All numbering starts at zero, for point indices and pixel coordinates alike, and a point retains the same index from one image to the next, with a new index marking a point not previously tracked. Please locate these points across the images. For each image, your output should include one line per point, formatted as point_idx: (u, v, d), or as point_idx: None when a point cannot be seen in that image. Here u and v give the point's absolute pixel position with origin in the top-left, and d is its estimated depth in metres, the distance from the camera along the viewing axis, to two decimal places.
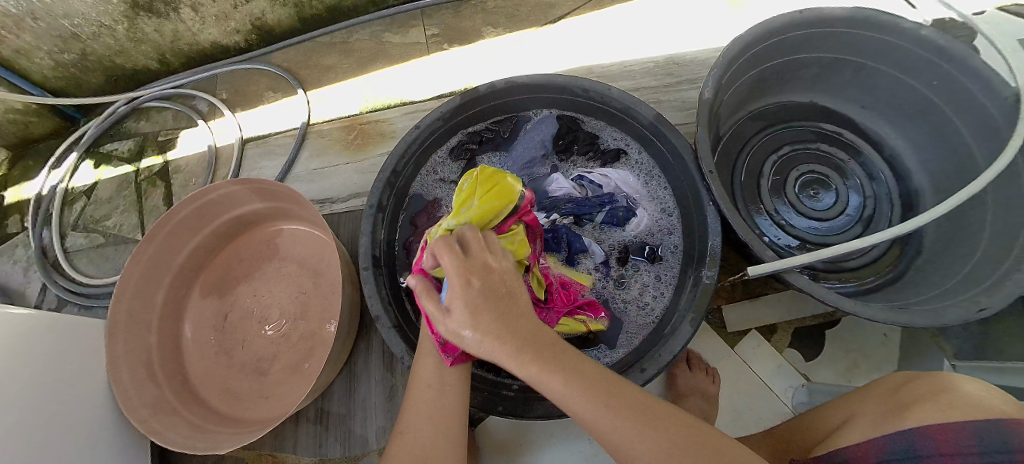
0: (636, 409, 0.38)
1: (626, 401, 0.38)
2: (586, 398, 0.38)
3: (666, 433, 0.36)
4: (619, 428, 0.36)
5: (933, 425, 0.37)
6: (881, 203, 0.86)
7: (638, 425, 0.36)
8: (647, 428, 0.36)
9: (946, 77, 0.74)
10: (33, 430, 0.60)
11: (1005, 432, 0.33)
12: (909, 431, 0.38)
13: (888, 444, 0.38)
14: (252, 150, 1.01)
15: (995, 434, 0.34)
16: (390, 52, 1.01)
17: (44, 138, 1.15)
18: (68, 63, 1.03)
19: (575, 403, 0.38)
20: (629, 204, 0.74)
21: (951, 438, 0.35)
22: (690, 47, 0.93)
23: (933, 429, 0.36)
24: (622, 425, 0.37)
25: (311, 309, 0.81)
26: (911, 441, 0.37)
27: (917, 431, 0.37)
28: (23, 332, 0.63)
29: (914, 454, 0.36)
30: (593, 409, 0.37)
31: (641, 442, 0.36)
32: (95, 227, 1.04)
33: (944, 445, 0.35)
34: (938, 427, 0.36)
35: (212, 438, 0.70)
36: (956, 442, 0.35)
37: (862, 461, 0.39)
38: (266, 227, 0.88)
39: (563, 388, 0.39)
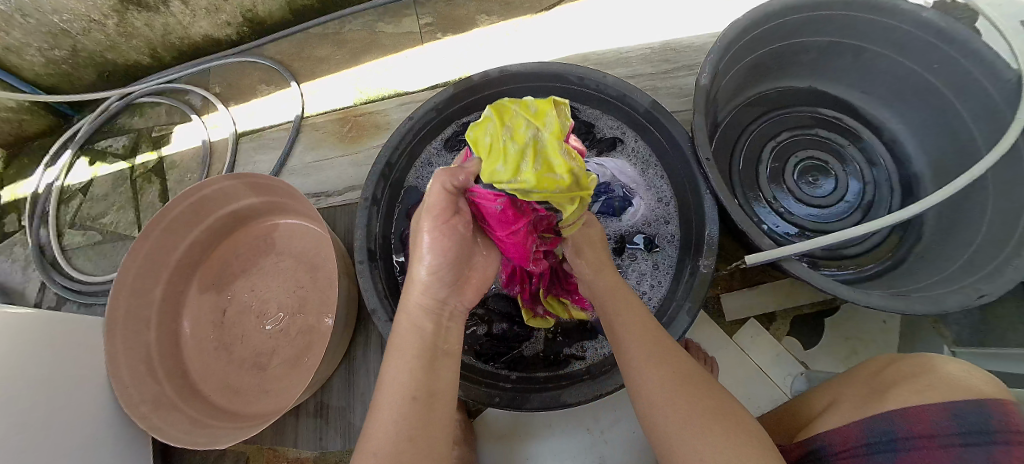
0: (704, 388, 0.42)
1: (694, 379, 0.43)
2: (652, 370, 0.44)
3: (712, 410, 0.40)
4: (669, 393, 0.42)
5: (911, 408, 0.37)
6: (880, 189, 0.85)
7: (687, 399, 0.41)
8: (698, 402, 0.40)
9: (948, 60, 0.72)
10: (35, 428, 0.61)
11: (981, 410, 0.33)
12: (888, 413, 0.38)
13: (868, 427, 0.38)
14: (247, 144, 1.00)
15: (971, 412, 0.34)
16: (383, 42, 1.00)
17: (38, 136, 1.14)
18: (58, 60, 1.02)
19: (639, 367, 0.45)
20: (626, 194, 0.72)
21: (928, 419, 0.35)
22: (687, 33, 0.91)
23: (912, 411, 0.36)
24: (670, 396, 0.41)
25: (309, 303, 0.81)
26: (890, 424, 0.37)
27: (896, 412, 0.37)
28: (21, 330, 0.63)
29: (892, 437, 0.36)
30: (655, 376, 0.43)
31: (682, 412, 0.40)
32: (92, 224, 1.04)
33: (923, 427, 0.35)
34: (917, 409, 0.36)
35: (213, 432, 0.71)
36: (933, 424, 0.35)
37: (846, 446, 0.39)
38: (262, 222, 0.88)
39: (639, 354, 0.46)
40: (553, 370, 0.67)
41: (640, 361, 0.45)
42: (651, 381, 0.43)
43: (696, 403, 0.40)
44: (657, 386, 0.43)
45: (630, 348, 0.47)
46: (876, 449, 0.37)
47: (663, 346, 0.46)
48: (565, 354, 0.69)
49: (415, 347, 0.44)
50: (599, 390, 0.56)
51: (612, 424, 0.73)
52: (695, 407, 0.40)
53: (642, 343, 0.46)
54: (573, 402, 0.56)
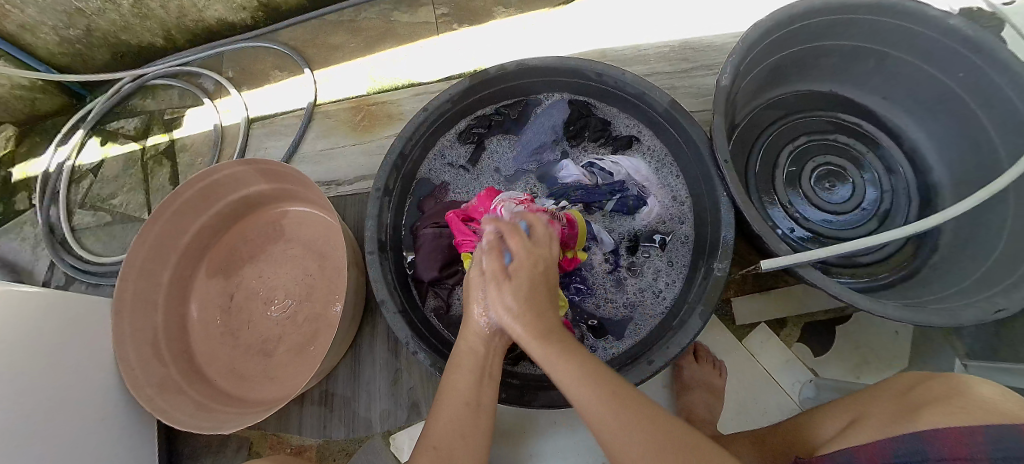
0: (635, 409, 0.37)
1: (620, 396, 0.38)
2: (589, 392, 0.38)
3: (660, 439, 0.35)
4: (613, 425, 0.36)
5: (947, 430, 0.35)
6: (898, 198, 0.84)
7: (632, 427, 0.36)
8: (638, 423, 0.36)
9: (973, 69, 0.70)
10: (40, 407, 0.61)
11: (1022, 436, 0.31)
12: (921, 433, 0.36)
13: (897, 444, 0.37)
14: (258, 130, 1.00)
15: (1012, 439, 0.32)
16: (399, 31, 0.99)
17: (52, 115, 1.15)
18: (73, 39, 1.02)
19: (573, 386, 0.39)
20: (640, 193, 0.72)
21: (963, 442, 0.33)
22: (708, 31, 0.90)
23: (947, 432, 0.35)
24: (611, 422, 0.36)
25: (316, 292, 0.81)
26: (921, 442, 0.36)
27: (928, 434, 0.36)
28: (28, 308, 0.63)
29: (922, 455, 0.35)
30: (591, 403, 0.38)
31: (635, 445, 0.35)
32: (102, 205, 1.04)
33: (955, 449, 0.33)
34: (952, 430, 0.34)
35: (216, 417, 0.71)
36: (967, 447, 0.33)
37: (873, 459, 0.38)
38: (272, 209, 0.88)
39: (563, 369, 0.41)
40: None
41: (570, 379, 0.39)
42: (590, 410, 0.38)
43: (645, 432, 0.35)
44: (592, 410, 0.38)
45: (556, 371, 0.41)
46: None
47: (592, 363, 0.41)
48: None
49: None
50: None
51: None
52: (642, 435, 0.35)
53: (574, 363, 0.40)
54: None
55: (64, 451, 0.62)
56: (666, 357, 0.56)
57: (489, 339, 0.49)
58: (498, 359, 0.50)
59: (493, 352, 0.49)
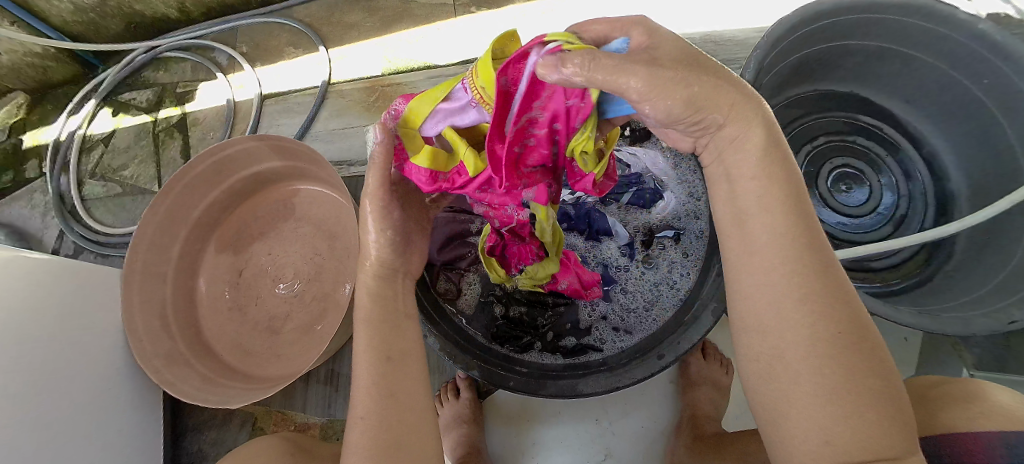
0: (861, 375, 0.32)
1: (853, 338, 0.33)
2: (817, 329, 0.33)
3: (852, 391, 0.32)
4: (811, 363, 0.33)
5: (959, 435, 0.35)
6: (914, 204, 0.84)
7: (835, 385, 0.32)
8: (853, 373, 0.32)
9: (1000, 76, 0.67)
10: (49, 374, 0.61)
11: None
12: (935, 437, 0.37)
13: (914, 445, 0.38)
14: (271, 107, 0.99)
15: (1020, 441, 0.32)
16: (416, 12, 0.98)
17: (62, 83, 1.15)
18: (87, 7, 1.02)
19: (783, 298, 0.35)
20: (657, 186, 0.72)
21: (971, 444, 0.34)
22: (729, 25, 0.88)
23: (959, 438, 0.35)
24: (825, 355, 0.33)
25: (325, 271, 0.81)
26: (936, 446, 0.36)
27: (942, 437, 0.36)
28: (35, 275, 0.63)
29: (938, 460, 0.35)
30: (807, 346, 0.33)
31: (828, 391, 0.32)
32: (112, 176, 1.04)
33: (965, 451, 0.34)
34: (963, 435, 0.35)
35: (223, 392, 0.71)
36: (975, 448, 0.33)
37: None
38: (283, 187, 0.87)
39: (793, 287, 0.34)
40: (570, 359, 0.65)
41: (794, 305, 0.34)
42: (788, 345, 0.34)
43: (834, 388, 0.32)
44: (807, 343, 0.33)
45: (764, 279, 0.36)
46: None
47: (828, 301, 0.34)
48: (583, 343, 0.67)
49: None
50: (614, 383, 0.55)
51: (621, 418, 0.72)
52: (838, 411, 0.32)
53: (807, 300, 0.34)
54: (589, 392, 0.55)
55: (69, 420, 0.63)
56: (676, 351, 0.56)
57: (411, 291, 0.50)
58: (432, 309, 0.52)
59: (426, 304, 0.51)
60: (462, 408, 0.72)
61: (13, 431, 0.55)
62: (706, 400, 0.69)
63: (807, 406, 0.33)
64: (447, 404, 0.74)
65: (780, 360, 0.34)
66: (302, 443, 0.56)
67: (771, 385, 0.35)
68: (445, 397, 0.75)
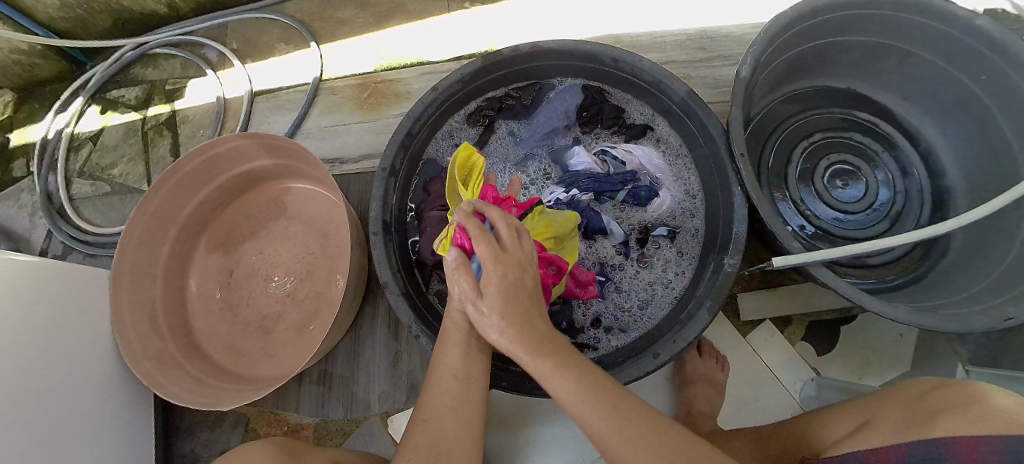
0: (629, 408, 0.39)
1: (648, 422, 0.38)
2: (575, 388, 0.40)
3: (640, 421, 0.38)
4: (637, 454, 0.36)
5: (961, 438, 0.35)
6: (910, 201, 0.82)
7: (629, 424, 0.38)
8: (666, 447, 0.36)
9: (997, 72, 0.68)
10: (38, 376, 0.60)
11: None
12: (935, 439, 0.36)
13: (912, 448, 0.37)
14: (262, 104, 0.98)
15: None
16: (409, 8, 0.96)
17: (50, 81, 1.13)
18: (73, 3, 1.00)
19: (587, 412, 0.39)
20: (652, 184, 0.70)
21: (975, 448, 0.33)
22: (725, 21, 0.87)
23: (963, 441, 0.34)
24: (639, 440, 0.37)
25: (317, 271, 0.80)
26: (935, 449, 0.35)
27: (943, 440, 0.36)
28: (22, 277, 0.62)
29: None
30: (584, 405, 0.39)
31: (623, 434, 0.37)
32: (101, 175, 1.02)
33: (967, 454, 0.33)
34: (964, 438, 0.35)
35: (215, 394, 0.70)
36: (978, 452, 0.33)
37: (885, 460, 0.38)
38: (274, 185, 0.86)
39: (548, 370, 0.41)
40: None
41: (595, 410, 0.38)
42: (615, 443, 0.37)
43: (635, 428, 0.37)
44: (620, 438, 0.37)
45: (569, 400, 0.40)
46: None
47: (572, 360, 0.42)
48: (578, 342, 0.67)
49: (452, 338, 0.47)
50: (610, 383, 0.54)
51: None
52: (644, 444, 0.36)
53: (572, 375, 0.41)
54: None
55: (58, 424, 0.62)
56: (673, 351, 0.55)
57: (471, 316, 0.49)
58: (488, 337, 0.49)
59: (480, 328, 0.49)
60: None
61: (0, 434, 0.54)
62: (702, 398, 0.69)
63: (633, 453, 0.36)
64: None
65: (617, 460, 0.37)
66: (294, 446, 0.55)
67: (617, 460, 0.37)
68: None
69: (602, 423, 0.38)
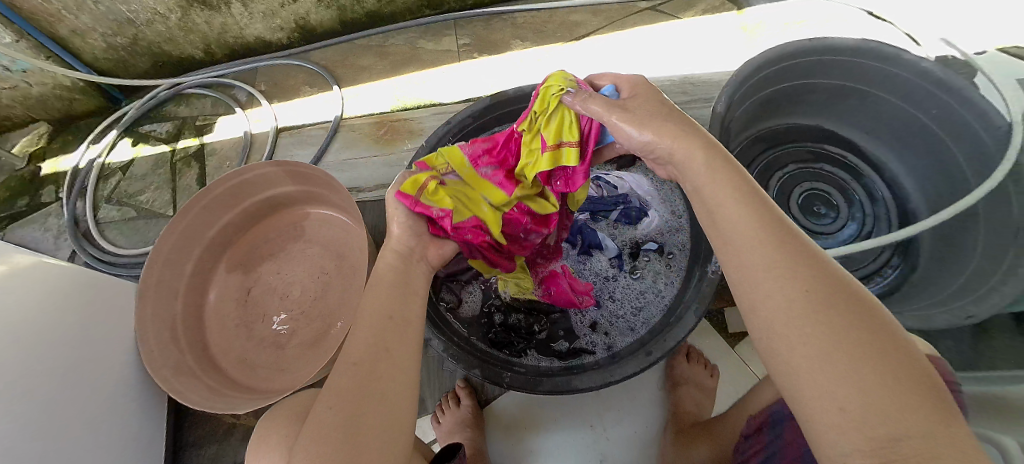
0: (813, 267, 0.35)
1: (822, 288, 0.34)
2: (774, 255, 0.36)
3: (838, 316, 0.33)
4: (786, 298, 0.34)
5: None
6: (879, 224, 0.91)
7: (816, 300, 0.33)
8: (825, 315, 0.33)
9: (945, 107, 0.76)
10: (63, 376, 0.64)
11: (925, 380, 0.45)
12: None
13: None
14: (286, 139, 1.07)
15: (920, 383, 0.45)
16: (423, 57, 1.08)
17: (85, 116, 1.22)
18: (118, 46, 1.12)
19: (755, 252, 0.37)
20: (642, 205, 0.78)
21: None
22: (701, 71, 0.99)
23: None
24: (798, 294, 0.34)
25: (331, 289, 0.85)
26: None
27: None
28: (52, 282, 0.66)
29: None
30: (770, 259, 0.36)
31: (807, 317, 0.33)
32: (128, 201, 1.09)
33: None
34: None
35: (228, 400, 0.74)
36: None
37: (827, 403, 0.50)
38: (294, 211, 0.93)
39: (757, 228, 0.38)
40: (565, 362, 0.69)
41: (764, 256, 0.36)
42: (769, 289, 0.35)
43: (824, 316, 0.33)
44: (782, 285, 0.35)
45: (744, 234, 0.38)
46: None
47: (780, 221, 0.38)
48: (577, 348, 0.71)
49: None
50: (609, 377, 0.58)
51: (616, 426, 0.75)
52: (826, 326, 0.32)
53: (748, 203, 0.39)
54: (583, 387, 0.58)
55: (74, 424, 0.64)
56: (664, 348, 0.59)
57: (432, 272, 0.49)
58: None
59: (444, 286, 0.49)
60: (465, 414, 0.74)
61: (25, 427, 0.57)
62: (693, 407, 0.73)
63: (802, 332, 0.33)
64: (448, 412, 0.75)
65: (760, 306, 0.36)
66: None
67: (772, 329, 0.34)
68: (446, 406, 0.76)
69: (759, 256, 0.37)
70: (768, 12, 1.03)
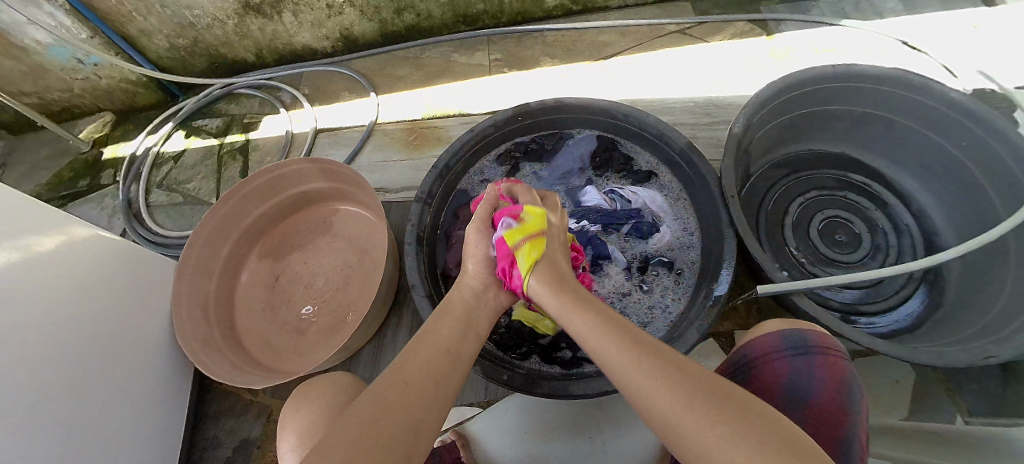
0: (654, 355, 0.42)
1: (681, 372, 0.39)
2: (622, 352, 0.43)
3: (707, 399, 0.36)
4: (654, 395, 0.39)
5: (818, 332, 0.51)
6: (904, 257, 0.86)
7: (675, 385, 0.38)
8: (689, 391, 0.37)
9: (976, 138, 0.76)
10: (102, 338, 0.69)
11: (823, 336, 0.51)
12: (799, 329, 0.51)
13: (785, 336, 0.51)
14: (324, 139, 1.14)
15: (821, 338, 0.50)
16: (456, 70, 1.14)
17: (146, 108, 1.34)
18: (180, 47, 1.23)
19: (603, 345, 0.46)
20: (654, 221, 0.80)
21: (828, 342, 0.50)
22: (726, 95, 1.00)
23: (817, 333, 0.51)
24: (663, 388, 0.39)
25: (352, 283, 0.90)
26: (803, 336, 0.50)
27: (803, 330, 0.51)
28: (103, 252, 0.73)
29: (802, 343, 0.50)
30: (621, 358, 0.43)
31: (675, 404, 0.37)
32: (177, 187, 1.18)
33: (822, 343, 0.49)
34: (817, 331, 0.51)
35: (248, 376, 0.78)
36: (829, 342, 0.50)
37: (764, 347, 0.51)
38: (324, 206, 0.99)
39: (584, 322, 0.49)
40: (565, 369, 0.70)
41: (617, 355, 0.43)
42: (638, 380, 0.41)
43: (684, 395, 0.37)
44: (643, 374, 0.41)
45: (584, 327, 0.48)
46: (792, 352, 0.50)
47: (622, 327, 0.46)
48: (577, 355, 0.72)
49: (471, 324, 0.54)
50: (604, 386, 0.59)
51: (613, 437, 0.75)
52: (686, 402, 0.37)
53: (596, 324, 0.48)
54: (579, 394, 0.59)
55: (107, 384, 0.69)
56: None
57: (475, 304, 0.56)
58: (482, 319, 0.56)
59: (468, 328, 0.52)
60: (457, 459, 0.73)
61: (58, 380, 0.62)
62: None
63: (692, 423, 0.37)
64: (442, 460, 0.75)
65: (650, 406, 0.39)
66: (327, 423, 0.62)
67: (669, 429, 0.37)
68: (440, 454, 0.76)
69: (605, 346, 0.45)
70: (796, 40, 1.04)
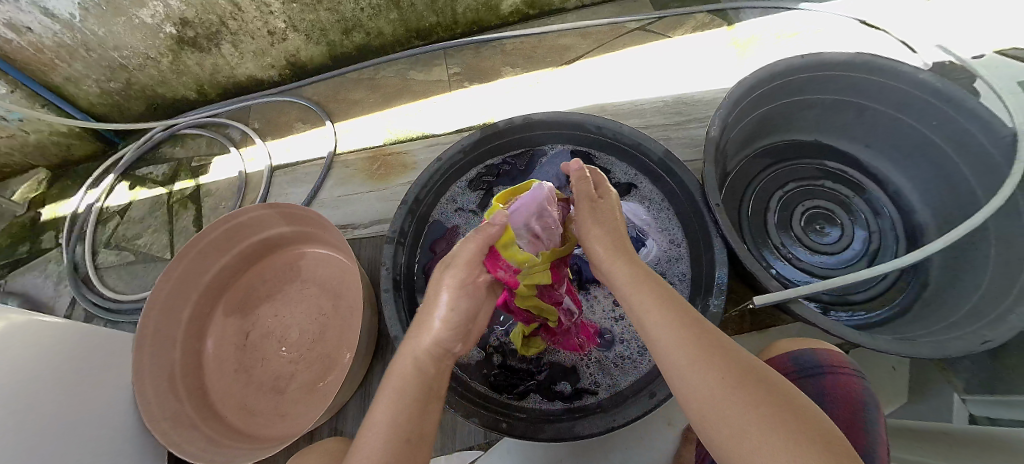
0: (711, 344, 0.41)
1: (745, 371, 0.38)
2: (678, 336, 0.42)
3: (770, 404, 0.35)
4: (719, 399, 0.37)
5: (830, 351, 0.54)
6: (887, 240, 0.86)
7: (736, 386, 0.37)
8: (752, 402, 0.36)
9: (947, 118, 0.76)
10: (56, 437, 0.62)
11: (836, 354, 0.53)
12: (812, 350, 0.54)
13: (796, 358, 0.54)
14: (281, 177, 1.06)
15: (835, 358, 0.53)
16: (415, 88, 1.08)
17: (84, 160, 1.23)
18: (112, 91, 1.13)
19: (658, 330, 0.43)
20: (639, 235, 0.77)
21: (841, 360, 0.52)
22: (695, 88, 0.98)
23: (831, 353, 0.53)
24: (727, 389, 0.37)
25: (329, 332, 0.84)
26: (813, 357, 0.53)
27: (815, 351, 0.54)
28: (45, 340, 0.65)
29: (814, 363, 0.53)
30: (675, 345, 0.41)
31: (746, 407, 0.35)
32: (127, 244, 1.09)
33: (834, 363, 0.52)
34: (829, 349, 0.54)
35: (227, 452, 0.71)
36: (843, 360, 0.52)
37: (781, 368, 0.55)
38: (290, 252, 0.92)
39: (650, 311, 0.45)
40: (567, 404, 0.67)
41: (687, 362, 0.40)
42: (698, 382, 0.39)
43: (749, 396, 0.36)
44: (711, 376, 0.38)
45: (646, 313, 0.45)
46: (805, 374, 0.53)
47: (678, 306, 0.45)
48: (578, 387, 0.69)
49: None
50: (611, 423, 0.57)
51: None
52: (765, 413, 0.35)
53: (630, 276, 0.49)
54: (585, 434, 0.57)
55: None
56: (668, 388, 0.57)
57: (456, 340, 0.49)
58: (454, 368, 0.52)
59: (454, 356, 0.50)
60: None
61: None
62: None
63: (723, 408, 0.36)
64: None
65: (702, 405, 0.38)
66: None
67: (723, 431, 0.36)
68: None
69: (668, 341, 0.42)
70: (757, 28, 1.03)
